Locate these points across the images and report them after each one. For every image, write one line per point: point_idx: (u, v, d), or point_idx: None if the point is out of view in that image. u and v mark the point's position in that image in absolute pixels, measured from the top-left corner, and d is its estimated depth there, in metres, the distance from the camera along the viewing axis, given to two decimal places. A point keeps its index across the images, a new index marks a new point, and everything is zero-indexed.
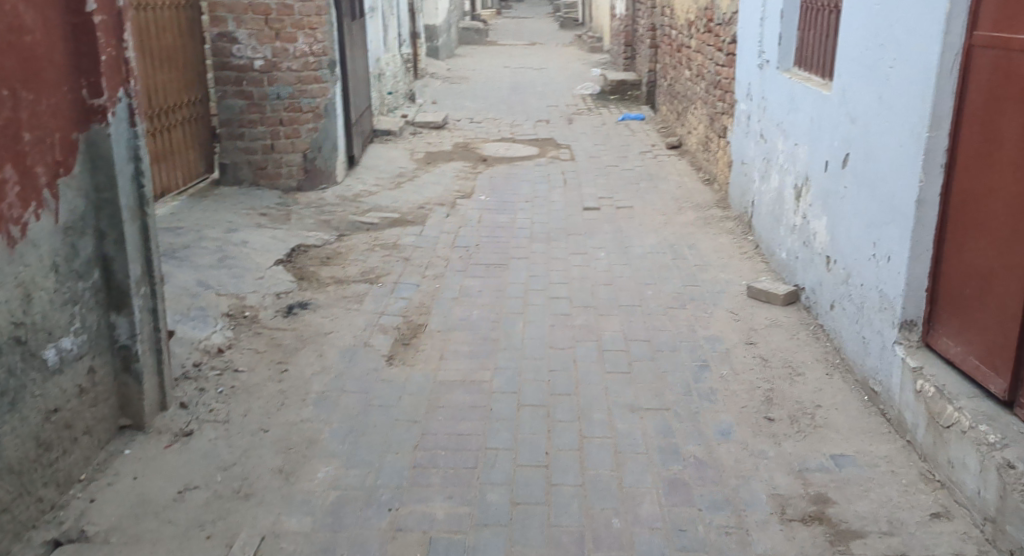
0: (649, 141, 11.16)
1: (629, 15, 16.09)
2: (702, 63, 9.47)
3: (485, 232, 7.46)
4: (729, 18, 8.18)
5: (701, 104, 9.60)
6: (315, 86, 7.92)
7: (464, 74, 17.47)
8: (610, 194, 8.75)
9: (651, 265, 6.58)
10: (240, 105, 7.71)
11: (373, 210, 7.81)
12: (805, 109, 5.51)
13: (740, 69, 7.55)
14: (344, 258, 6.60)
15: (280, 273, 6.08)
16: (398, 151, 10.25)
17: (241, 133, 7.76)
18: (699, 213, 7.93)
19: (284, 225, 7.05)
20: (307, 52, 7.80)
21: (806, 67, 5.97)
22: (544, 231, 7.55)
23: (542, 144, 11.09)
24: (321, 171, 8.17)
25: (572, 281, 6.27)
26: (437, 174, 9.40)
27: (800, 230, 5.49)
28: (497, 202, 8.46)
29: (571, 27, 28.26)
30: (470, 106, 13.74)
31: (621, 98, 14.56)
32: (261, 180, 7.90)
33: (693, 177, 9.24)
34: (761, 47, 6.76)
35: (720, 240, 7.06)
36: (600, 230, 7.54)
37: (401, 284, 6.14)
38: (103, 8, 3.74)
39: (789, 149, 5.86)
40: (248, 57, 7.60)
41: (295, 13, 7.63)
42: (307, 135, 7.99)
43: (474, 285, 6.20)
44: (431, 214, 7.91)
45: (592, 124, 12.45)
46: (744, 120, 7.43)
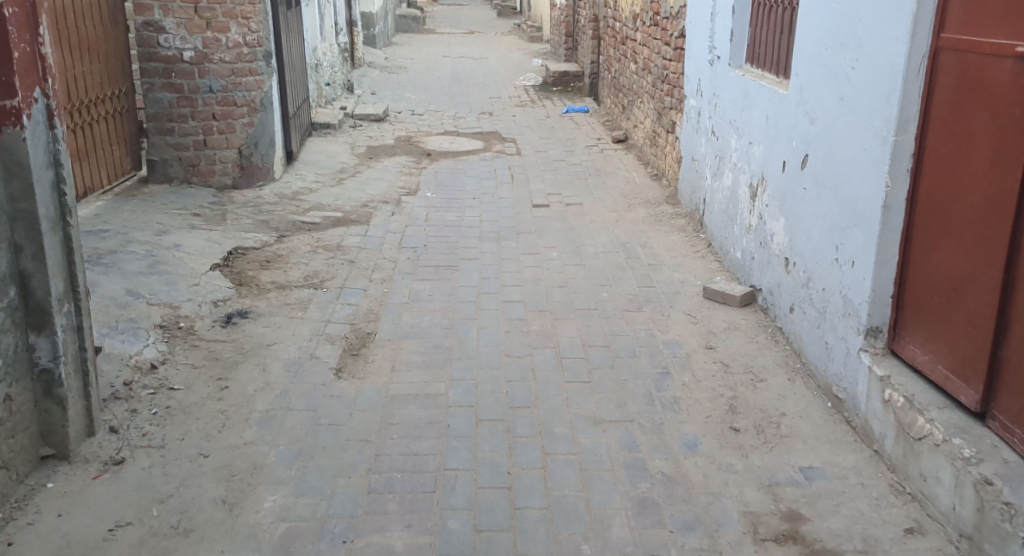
0: (595, 134, 11.05)
1: (569, 5, 15.96)
2: (648, 56, 9.38)
3: (432, 232, 7.26)
4: (677, 12, 8.09)
5: (647, 98, 9.52)
6: (250, 79, 7.62)
7: (403, 63, 17.16)
8: (558, 190, 8.61)
9: (604, 264, 6.46)
10: (169, 99, 7.37)
11: (315, 210, 7.55)
12: (760, 107, 5.43)
13: (689, 64, 7.48)
14: (286, 261, 6.35)
15: (218, 279, 5.81)
16: (338, 145, 9.97)
17: (171, 128, 7.43)
18: (649, 209, 7.83)
19: (223, 227, 6.76)
20: (241, 43, 7.50)
21: (759, 64, 5.90)
22: (493, 230, 7.38)
23: (486, 137, 10.90)
24: (258, 169, 7.88)
25: (524, 283, 6.12)
26: (380, 169, 9.16)
27: (756, 230, 5.43)
28: (443, 199, 8.26)
29: (510, 16, 28.05)
30: (410, 98, 13.47)
31: (564, 89, 14.43)
32: (193, 178, 7.59)
33: (640, 172, 9.15)
34: (712, 41, 6.71)
35: (672, 239, 6.97)
36: (549, 228, 7.39)
37: (346, 288, 5.92)
38: (14, 2, 3.47)
39: (742, 148, 5.79)
40: (177, 48, 7.26)
41: (227, 2, 7.32)
42: (242, 130, 7.69)
43: (423, 288, 6.01)
44: (376, 212, 7.68)
45: (536, 116, 12.30)
46: (694, 115, 7.35)
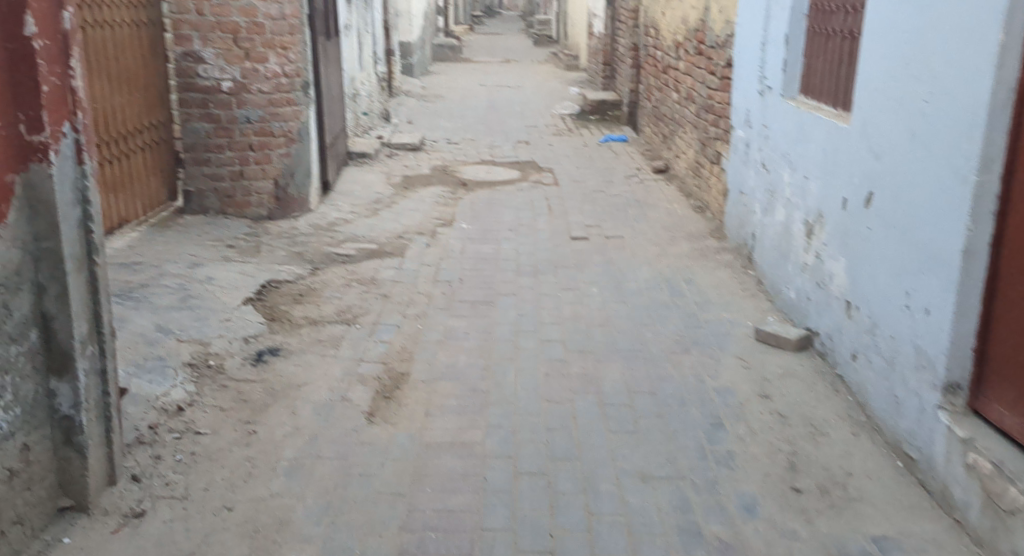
0: (634, 164, 10.80)
1: (607, 33, 15.78)
2: (692, 85, 9.13)
3: (468, 265, 7.03)
4: (724, 41, 7.84)
5: (690, 129, 9.26)
6: (287, 109, 7.48)
7: (439, 92, 17.06)
8: (597, 222, 8.35)
9: (648, 302, 6.18)
10: (205, 129, 7.23)
11: (349, 241, 7.35)
12: (818, 141, 5.19)
13: (737, 94, 7.26)
14: (319, 295, 6.13)
15: (249, 314, 5.59)
16: (374, 175, 9.80)
17: (207, 158, 7.28)
18: (693, 244, 7.54)
19: (255, 259, 6.58)
20: (279, 73, 7.36)
21: (815, 95, 5.65)
22: (531, 263, 7.13)
23: (523, 167, 10.68)
24: (293, 200, 7.72)
25: (564, 320, 5.85)
26: (415, 199, 8.96)
27: (812, 269, 5.19)
28: (479, 230, 8.03)
29: (546, 44, 28.02)
30: (446, 126, 13.32)
31: (601, 118, 14.21)
32: (229, 209, 7.43)
33: (682, 204, 8.87)
34: (763, 71, 6.48)
35: (718, 275, 6.68)
36: (590, 262, 7.13)
37: (381, 324, 5.67)
38: (45, 34, 3.30)
39: (797, 183, 5.54)
40: (216, 78, 7.12)
41: (266, 32, 7.19)
42: (279, 161, 7.53)
43: (460, 325, 5.75)
44: (411, 244, 7.47)
45: (574, 145, 12.07)
46: (743, 148, 7.10)
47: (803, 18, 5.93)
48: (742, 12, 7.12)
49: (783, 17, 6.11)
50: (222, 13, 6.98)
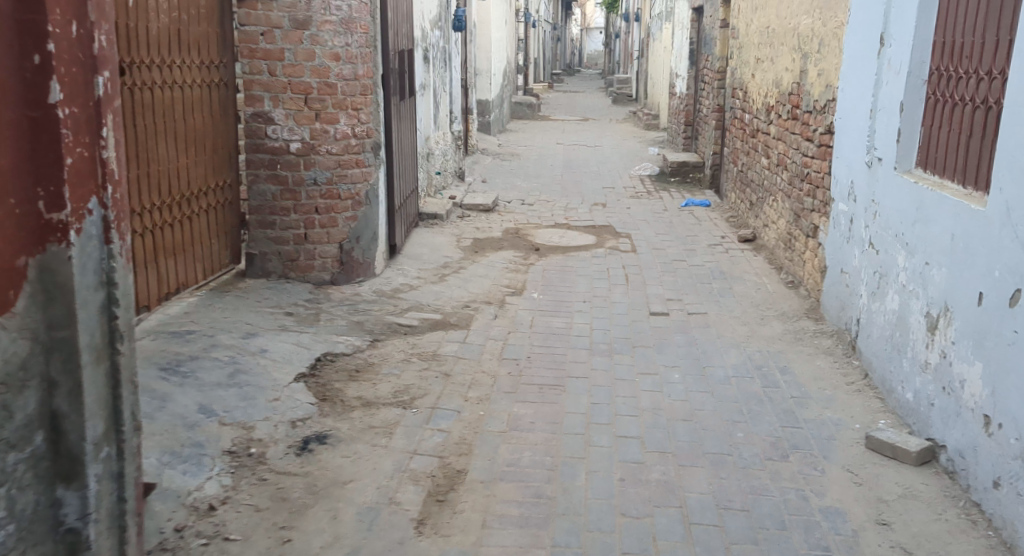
0: (718, 231, 10.16)
1: (691, 93, 15.26)
2: (785, 152, 8.50)
3: (537, 341, 6.48)
4: (824, 106, 7.24)
5: (781, 197, 8.63)
6: (356, 170, 7.12)
7: (515, 151, 16.70)
8: (679, 296, 7.73)
9: (738, 393, 5.54)
10: (272, 191, 6.87)
11: (413, 310, 6.88)
12: (943, 224, 4.62)
13: (838, 163, 6.67)
14: (375, 372, 5.64)
15: (300, 391, 5.11)
16: (443, 237, 9.37)
17: (272, 221, 6.91)
18: (786, 325, 6.88)
19: (312, 328, 6.14)
20: (349, 134, 7.02)
21: (937, 170, 5.04)
22: (606, 341, 6.55)
23: (599, 231, 10.14)
24: (357, 264, 7.30)
25: (641, 411, 5.24)
26: (485, 265, 8.48)
27: (934, 369, 4.62)
28: (550, 301, 7.49)
29: (624, 103, 27.62)
30: (521, 187, 12.89)
31: (682, 180, 13.62)
32: (291, 273, 7.02)
33: (771, 277, 8.20)
34: (872, 140, 5.90)
35: (817, 365, 6.02)
36: (673, 343, 6.51)
37: (439, 409, 5.12)
38: (72, 100, 2.89)
39: (916, 269, 4.97)
40: (285, 139, 6.79)
41: (338, 92, 6.88)
42: (345, 225, 7.15)
43: (527, 413, 5.16)
44: (477, 314, 6.96)
45: (653, 209, 11.49)
46: (845, 223, 6.49)
47: (922, 84, 5.32)
48: (847, 77, 6.53)
49: (897, 83, 5.52)
50: (294, 73, 6.71)
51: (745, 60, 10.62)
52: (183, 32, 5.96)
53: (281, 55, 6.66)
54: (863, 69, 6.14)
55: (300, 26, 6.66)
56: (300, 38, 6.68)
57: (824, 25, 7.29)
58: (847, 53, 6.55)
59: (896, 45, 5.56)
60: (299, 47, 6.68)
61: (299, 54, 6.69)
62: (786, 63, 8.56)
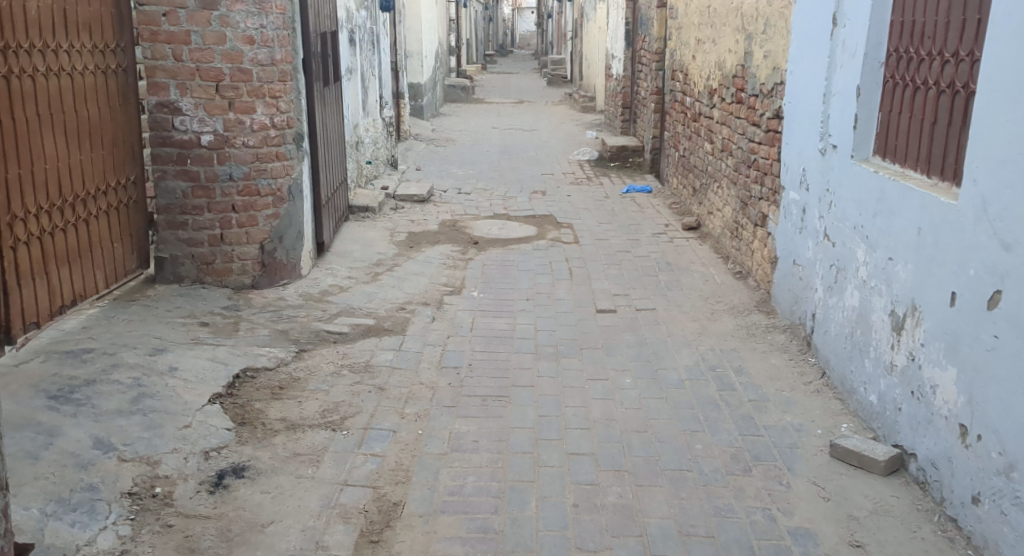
0: (662, 219, 9.83)
1: (628, 76, 14.93)
2: (730, 137, 8.19)
3: (478, 345, 6.06)
4: (771, 89, 6.93)
5: (726, 184, 8.34)
6: (276, 164, 6.60)
7: (450, 137, 16.19)
8: (625, 290, 7.38)
9: (693, 399, 5.21)
10: (182, 188, 6.32)
11: (343, 314, 6.39)
12: (909, 217, 4.31)
13: (788, 149, 6.36)
14: (300, 388, 5.16)
15: (215, 415, 4.61)
16: (376, 232, 8.88)
17: (183, 221, 6.37)
18: (737, 320, 6.57)
19: (230, 340, 5.63)
20: (268, 125, 6.51)
21: (898, 158, 4.74)
22: (552, 343, 6.16)
23: (540, 222, 9.73)
24: (281, 265, 6.77)
25: (592, 423, 4.86)
26: (420, 261, 8.01)
27: (902, 373, 4.32)
28: (491, 300, 7.06)
29: (560, 84, 27.26)
30: (457, 175, 12.42)
31: (622, 165, 13.28)
32: (207, 277, 6.49)
33: (719, 268, 7.90)
34: (825, 126, 5.58)
35: (772, 363, 5.72)
36: (621, 343, 6.16)
37: (373, 429, 4.67)
38: None
39: (878, 264, 4.67)
40: (195, 131, 6.26)
41: (253, 79, 6.36)
42: (266, 223, 6.63)
43: (468, 429, 4.75)
44: (413, 317, 6.51)
45: (594, 196, 11.13)
46: (797, 212, 6.18)
47: (879, 67, 5.01)
48: (796, 59, 6.21)
49: (852, 65, 5.20)
50: (203, 58, 6.17)
51: (685, 42, 10.30)
52: (70, 13, 5.41)
53: (187, 39, 6.11)
54: (814, 51, 5.82)
55: (207, 7, 6.14)
56: (208, 19, 6.15)
57: (769, 5, 6.97)
58: (796, 33, 6.23)
59: (850, 26, 5.25)
60: (207, 30, 6.15)
61: (207, 37, 6.16)
62: (729, 45, 8.24)
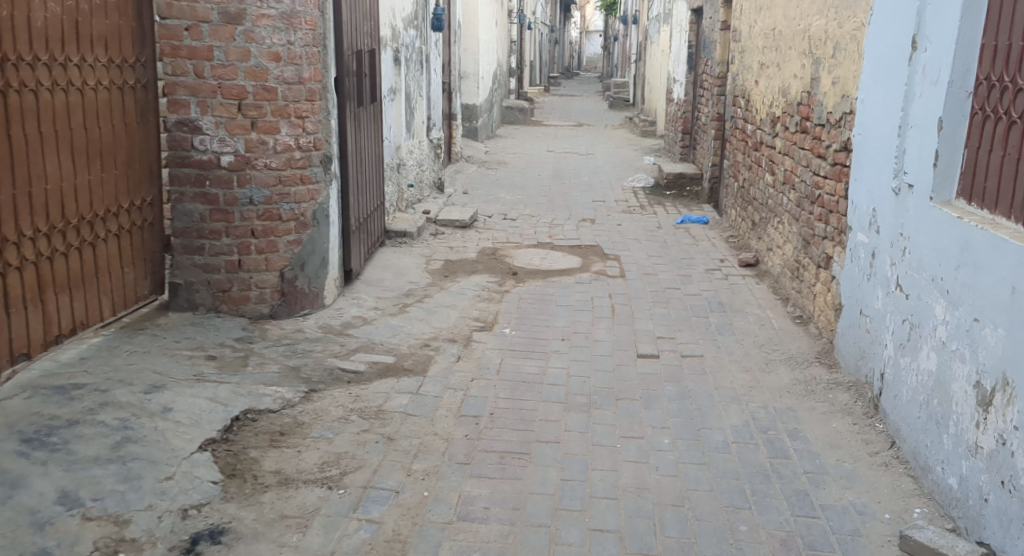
0: (717, 253, 9.21)
1: (689, 100, 14.34)
2: (792, 168, 7.57)
3: (504, 391, 5.54)
4: (839, 119, 6.30)
5: (786, 220, 7.71)
6: (301, 188, 6.18)
7: (503, 159, 15.73)
8: (672, 333, 6.79)
9: (740, 469, 4.62)
10: (200, 211, 5.92)
11: (362, 350, 5.92)
12: (1003, 275, 3.73)
13: (857, 186, 5.74)
14: (303, 434, 4.67)
15: (203, 465, 4.13)
16: (411, 259, 8.43)
17: (200, 246, 5.96)
18: (794, 373, 5.94)
19: (235, 376, 5.18)
20: (292, 146, 6.09)
21: (989, 204, 4.13)
22: (585, 392, 5.60)
23: (585, 252, 9.20)
24: (302, 295, 6.33)
25: (621, 493, 4.32)
26: (453, 292, 7.53)
27: (990, 459, 3.76)
28: (525, 338, 6.54)
29: (621, 107, 26.73)
30: (505, 200, 11.94)
31: (678, 194, 12.68)
32: (223, 305, 6.07)
33: (777, 311, 7.27)
34: (901, 162, 4.97)
35: (831, 428, 5.09)
36: (662, 395, 5.58)
37: (374, 489, 4.18)
38: None
39: (960, 325, 4.09)
40: (215, 151, 5.86)
41: (279, 98, 5.95)
42: (287, 249, 6.20)
43: (481, 493, 4.22)
44: (437, 356, 6.02)
45: (645, 226, 10.56)
46: (865, 256, 5.56)
47: (966, 97, 4.39)
48: (869, 86, 5.60)
49: (934, 94, 4.59)
50: (225, 75, 5.78)
51: (748, 66, 9.70)
52: (82, 24, 5.03)
53: (209, 54, 5.71)
54: (889, 77, 5.22)
55: (232, 20, 5.72)
56: (233, 34, 5.74)
57: (840, 26, 6.35)
58: (869, 58, 5.63)
59: (932, 49, 4.64)
60: (231, 45, 5.74)
61: (230, 53, 5.75)
62: (794, 69, 7.63)
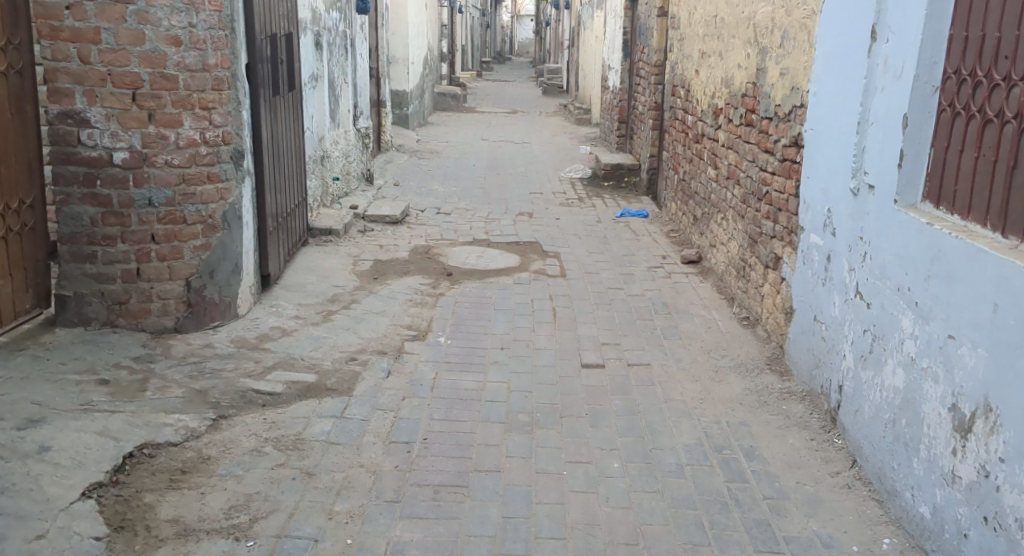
0: (659, 249, 8.87)
1: (624, 88, 14.00)
2: (737, 162, 7.22)
3: (438, 411, 5.07)
4: (789, 112, 5.95)
5: (731, 216, 7.38)
6: (208, 187, 5.62)
7: (435, 148, 15.19)
8: (616, 338, 6.40)
9: (691, 496, 4.25)
10: (91, 214, 5.33)
11: (279, 368, 5.40)
12: (984, 290, 3.40)
13: (810, 184, 5.39)
14: (208, 472, 4.18)
15: (83, 518, 3.63)
16: (337, 259, 7.90)
17: (91, 253, 5.37)
18: (746, 383, 5.58)
19: (131, 405, 4.63)
20: (197, 141, 5.53)
21: (961, 210, 3.78)
22: (526, 410, 5.16)
23: (523, 249, 8.76)
24: (210, 305, 5.78)
25: (570, 532, 3.92)
26: (382, 297, 7.02)
27: (971, 491, 3.45)
28: (460, 348, 6.08)
29: (555, 94, 26.37)
30: (438, 192, 11.43)
31: (616, 185, 12.33)
32: (119, 320, 5.49)
33: (723, 312, 6.94)
34: (860, 160, 4.61)
35: (789, 445, 4.73)
36: (609, 411, 5.18)
37: (289, 538, 3.75)
38: None
39: (931, 341, 3.74)
40: (106, 147, 5.26)
41: (179, 87, 5.38)
42: (193, 256, 5.64)
43: (412, 538, 3.80)
44: (364, 372, 5.51)
45: (585, 220, 10.16)
46: (819, 259, 5.22)
47: (933, 92, 4.03)
48: (822, 77, 5.24)
49: (897, 89, 4.23)
50: (116, 60, 5.18)
51: (687, 54, 9.35)
52: None
53: (96, 37, 5.11)
54: (845, 70, 4.86)
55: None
56: (122, 15, 5.14)
57: (788, 13, 5.99)
58: (822, 48, 5.26)
59: (894, 40, 4.28)
60: (121, 27, 5.15)
61: (120, 36, 5.15)
62: (738, 59, 7.27)
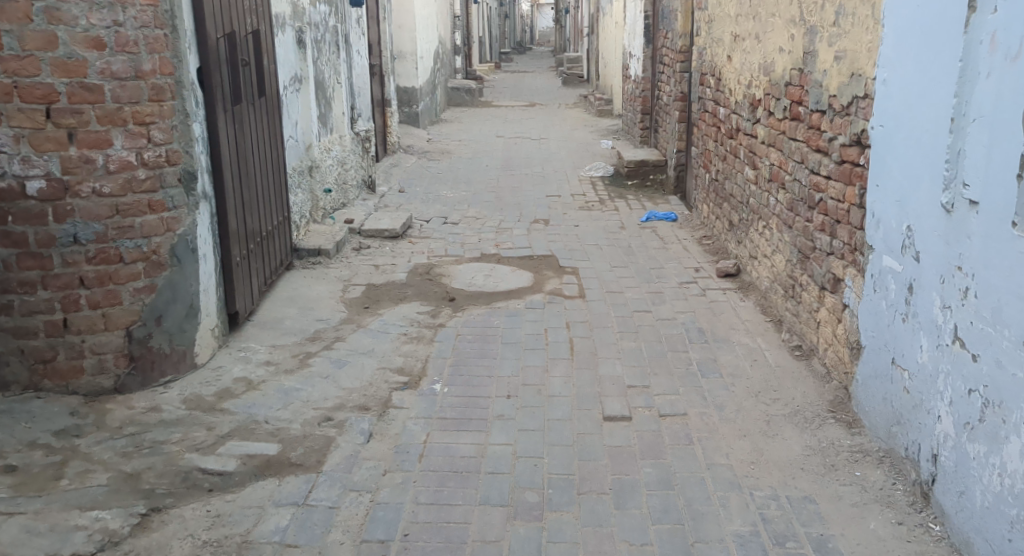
0: (691, 260, 7.83)
1: (648, 76, 12.96)
2: (781, 163, 6.17)
3: (426, 491, 4.09)
4: (847, 104, 4.89)
5: (775, 224, 6.34)
6: (149, 218, 4.68)
7: (446, 147, 14.20)
8: (644, 377, 5.40)
9: None
10: (3, 256, 4.42)
11: (236, 436, 4.45)
12: None
13: (881, 193, 4.34)
14: None
15: None
16: (324, 286, 6.94)
17: (6, 303, 4.47)
18: (807, 438, 4.55)
19: (38, 503, 3.75)
20: (133, 163, 4.58)
21: None
22: (536, 485, 4.17)
23: (537, 265, 7.76)
24: (159, 357, 4.83)
25: None
26: (371, 332, 6.03)
27: None
28: (459, 397, 5.11)
29: (575, 84, 25.22)
30: (446, 199, 10.46)
31: (641, 184, 11.27)
32: (45, 382, 4.59)
33: (771, 339, 5.91)
34: (958, 169, 3.55)
35: (869, 532, 3.72)
36: (637, 484, 4.18)
37: None
38: None
39: None
40: (17, 175, 4.34)
41: (106, 100, 4.44)
42: (133, 300, 4.69)
43: None
44: (339, 438, 4.54)
45: (606, 226, 9.14)
46: (896, 288, 4.17)
47: None
48: (894, 61, 4.18)
49: (1013, 76, 3.17)
50: (22, 69, 4.25)
51: (716, 38, 8.31)
52: None
53: None
54: (928, 51, 3.80)
55: None
56: (27, 14, 4.22)
57: None
58: (893, 24, 4.20)
59: (1005, 9, 3.22)
60: (26, 28, 4.22)
61: (26, 40, 4.23)
62: (779, 41, 6.21)
